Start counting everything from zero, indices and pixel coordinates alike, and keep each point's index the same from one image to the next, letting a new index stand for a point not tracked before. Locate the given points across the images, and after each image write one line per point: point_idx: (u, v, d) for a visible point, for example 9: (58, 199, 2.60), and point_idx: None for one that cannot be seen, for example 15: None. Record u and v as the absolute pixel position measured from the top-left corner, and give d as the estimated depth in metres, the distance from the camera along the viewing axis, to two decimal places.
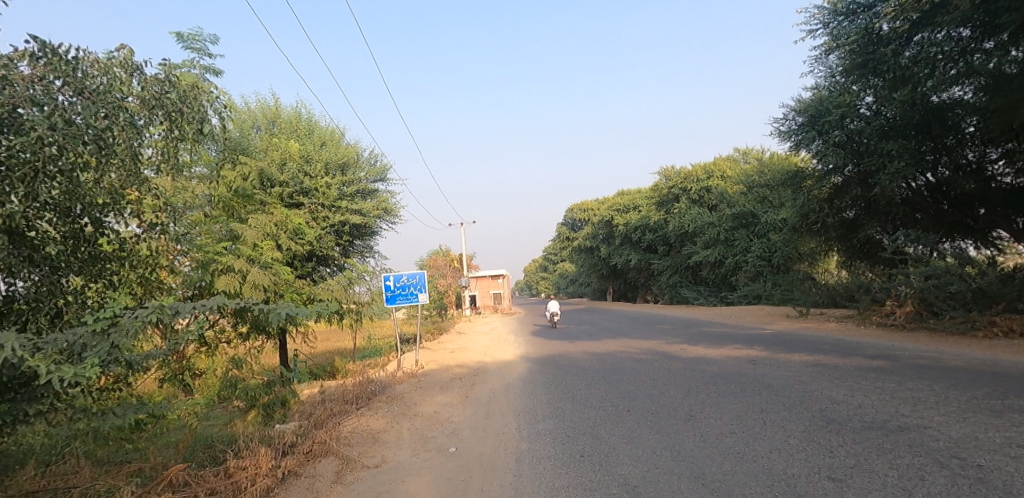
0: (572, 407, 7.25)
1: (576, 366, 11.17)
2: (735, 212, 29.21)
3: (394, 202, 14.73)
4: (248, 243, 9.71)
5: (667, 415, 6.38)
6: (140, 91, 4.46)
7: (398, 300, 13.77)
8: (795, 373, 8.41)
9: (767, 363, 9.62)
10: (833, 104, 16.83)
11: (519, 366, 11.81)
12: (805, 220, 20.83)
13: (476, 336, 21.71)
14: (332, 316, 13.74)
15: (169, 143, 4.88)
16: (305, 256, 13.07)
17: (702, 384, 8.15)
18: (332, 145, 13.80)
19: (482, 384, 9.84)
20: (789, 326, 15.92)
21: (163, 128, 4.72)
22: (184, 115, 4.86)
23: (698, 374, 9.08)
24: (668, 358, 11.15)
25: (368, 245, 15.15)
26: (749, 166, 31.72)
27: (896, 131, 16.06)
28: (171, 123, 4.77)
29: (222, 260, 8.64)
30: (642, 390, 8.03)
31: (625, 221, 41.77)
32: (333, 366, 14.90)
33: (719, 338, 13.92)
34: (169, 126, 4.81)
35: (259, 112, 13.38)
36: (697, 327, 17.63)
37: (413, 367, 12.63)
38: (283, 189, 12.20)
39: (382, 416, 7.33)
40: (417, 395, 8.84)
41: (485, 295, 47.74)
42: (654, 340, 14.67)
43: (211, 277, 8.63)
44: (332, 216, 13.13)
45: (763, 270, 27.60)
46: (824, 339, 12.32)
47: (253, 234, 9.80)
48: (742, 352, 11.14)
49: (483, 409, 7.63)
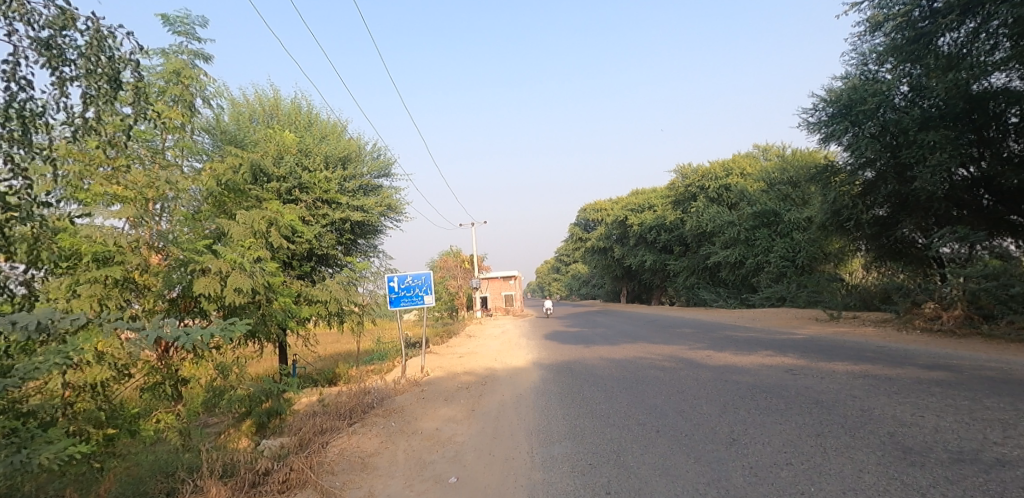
0: (592, 426, 6.34)
1: (593, 374, 10.25)
2: (756, 210, 28.03)
3: (398, 198, 13.90)
4: (239, 241, 8.91)
5: (706, 439, 5.45)
6: (34, 37, 3.42)
7: (403, 303, 12.95)
8: (845, 386, 7.45)
9: (808, 373, 8.65)
10: (868, 92, 15.83)
11: (531, 374, 10.91)
12: (833, 218, 19.71)
13: (487, 340, 20.83)
14: (333, 319, 13.00)
15: (94, 104, 3.86)
16: (304, 256, 12.38)
17: (739, 397, 7.22)
18: (333, 138, 13.02)
19: (491, 395, 8.95)
20: (821, 330, 14.86)
21: (82, 84, 3.75)
22: (106, 73, 3.85)
23: (731, 386, 8.15)
24: (695, 366, 10.20)
25: (372, 244, 14.39)
26: (770, 163, 30.53)
27: (935, 121, 15.01)
28: (90, 80, 3.78)
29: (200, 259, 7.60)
30: (671, 405, 7.12)
31: (640, 221, 40.67)
32: (335, 372, 14.16)
33: (746, 344, 12.92)
34: (91, 82, 3.81)
35: (256, 103, 12.67)
36: (721, 331, 16.62)
37: (418, 374, 11.79)
38: (279, 184, 11.50)
39: (375, 435, 6.48)
40: (417, 408, 7.98)
41: (496, 296, 46.89)
42: (677, 345, 13.72)
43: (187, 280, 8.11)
44: (332, 213, 12.39)
45: (787, 271, 26.43)
46: (864, 345, 11.29)
47: (241, 231, 9.00)
48: (777, 360, 10.15)
49: (490, 426, 6.73)
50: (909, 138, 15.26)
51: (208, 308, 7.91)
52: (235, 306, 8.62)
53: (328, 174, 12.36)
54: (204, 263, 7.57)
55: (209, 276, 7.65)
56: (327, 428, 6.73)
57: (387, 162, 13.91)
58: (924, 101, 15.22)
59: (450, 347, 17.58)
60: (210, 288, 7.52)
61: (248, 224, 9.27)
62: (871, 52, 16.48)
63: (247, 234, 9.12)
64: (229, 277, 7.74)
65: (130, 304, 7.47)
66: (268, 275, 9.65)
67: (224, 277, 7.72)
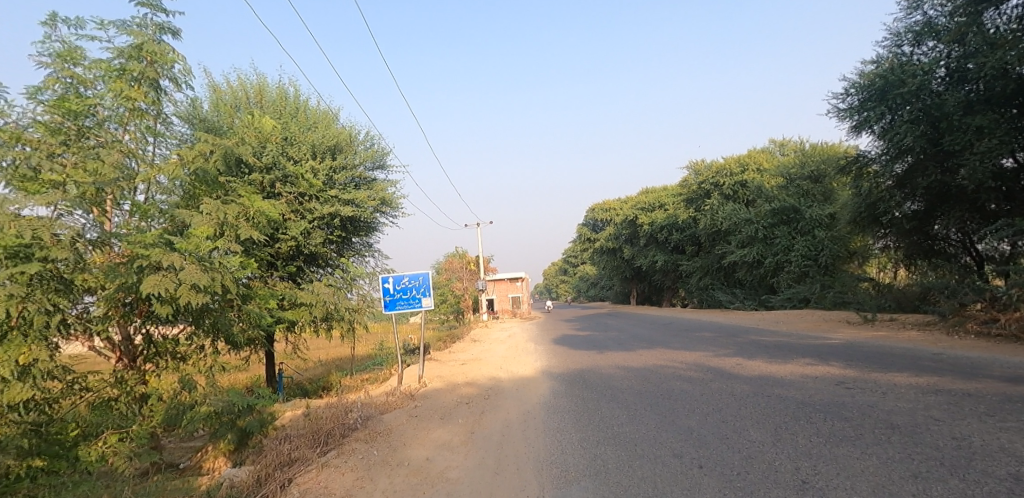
0: (617, 458, 5.13)
1: (611, 386, 9.03)
2: (774, 207, 26.63)
3: (393, 192, 12.70)
4: (205, 233, 7.79)
5: (769, 482, 4.24)
6: None
7: (399, 306, 11.80)
8: (918, 405, 6.22)
9: (866, 387, 7.39)
10: (905, 74, 14.50)
11: (540, 386, 9.71)
12: (863, 215, 18.36)
13: (493, 344, 19.65)
14: (322, 325, 11.89)
15: None
16: (289, 255, 11.29)
17: (792, 419, 6.01)
18: (322, 126, 11.87)
19: (493, 413, 7.75)
20: (858, 335, 13.56)
21: None
22: None
23: (777, 402, 6.92)
24: (727, 377, 8.97)
25: (366, 243, 13.24)
26: (788, 158, 29.19)
27: (981, 104, 13.64)
28: None
29: (149, 253, 6.61)
30: (709, 428, 5.93)
31: (650, 220, 39.36)
32: (326, 381, 13.04)
33: (778, 350, 11.67)
34: None
35: (240, 88, 11.60)
36: (745, 335, 15.33)
37: (414, 386, 10.59)
38: (261, 177, 10.45)
39: (350, 469, 5.32)
40: (408, 430, 6.82)
41: (503, 299, 45.64)
42: (700, 351, 12.48)
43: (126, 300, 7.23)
44: (319, 207, 11.22)
45: (809, 270, 25.04)
46: (916, 352, 10.01)
47: (210, 221, 7.89)
48: (821, 370, 8.88)
49: (491, 457, 5.54)
50: (952, 124, 13.83)
51: (162, 311, 6.83)
52: (198, 307, 7.51)
53: (316, 164, 11.25)
54: (154, 258, 6.58)
55: (161, 272, 6.61)
56: (296, 460, 5.60)
57: (381, 152, 12.76)
58: (968, 84, 13.93)
59: (453, 353, 16.41)
60: (160, 288, 6.38)
61: (213, 214, 8.03)
62: (906, 33, 15.22)
63: (215, 227, 8.00)
64: (183, 271, 6.63)
65: (78, 302, 6.78)
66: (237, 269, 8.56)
67: (178, 273, 6.63)
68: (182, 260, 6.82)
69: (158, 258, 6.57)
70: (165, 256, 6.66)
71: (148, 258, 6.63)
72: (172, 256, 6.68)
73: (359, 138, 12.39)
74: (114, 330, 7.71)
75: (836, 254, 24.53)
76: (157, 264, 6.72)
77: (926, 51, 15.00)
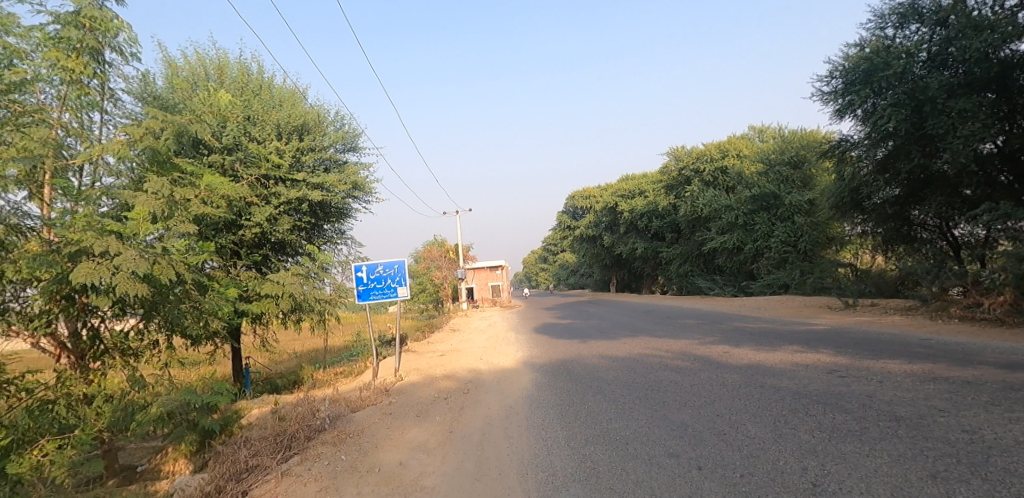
0: (608, 460, 4.69)
1: (596, 377, 8.62)
2: (754, 193, 26.56)
3: (365, 176, 12.03)
4: (145, 215, 7.14)
5: (775, 484, 3.87)
6: None
7: (373, 295, 11.21)
8: (919, 394, 5.91)
9: (861, 375, 7.09)
10: (890, 56, 14.16)
11: (521, 378, 9.27)
12: (841, 201, 18.35)
13: (472, 334, 19.17)
14: (290, 317, 11.25)
15: None
16: (255, 243, 10.64)
17: (790, 411, 5.65)
18: (289, 105, 11.14)
19: (472, 409, 7.27)
20: (842, 320, 13.42)
21: None
22: None
23: (772, 393, 6.57)
24: (715, 366, 8.62)
25: (339, 230, 12.59)
26: (768, 144, 29.14)
27: (964, 88, 13.42)
28: None
29: (81, 240, 6.05)
30: (703, 423, 5.56)
31: (630, 207, 39.17)
32: (297, 376, 12.43)
33: (764, 337, 11.42)
34: None
35: (196, 63, 10.79)
36: (729, 322, 15.11)
37: (389, 379, 10.04)
38: (221, 157, 9.83)
39: (314, 477, 4.81)
40: (381, 430, 6.31)
41: (483, 287, 45.14)
42: (684, 339, 12.17)
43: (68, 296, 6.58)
44: (286, 191, 10.57)
45: (789, 256, 25.07)
46: (903, 338, 9.82)
47: (153, 203, 7.27)
48: (812, 358, 8.59)
49: (470, 460, 5.06)
50: (936, 107, 13.58)
51: (99, 303, 6.24)
52: (144, 299, 6.88)
53: (282, 145, 10.54)
54: (85, 244, 5.99)
55: (96, 260, 6.00)
56: (253, 468, 5.07)
57: (352, 133, 12.07)
58: (951, 68, 13.72)
59: (431, 344, 15.87)
60: (92, 279, 5.76)
61: (157, 195, 7.38)
62: (890, 15, 14.95)
63: (161, 209, 7.40)
64: (117, 258, 6.03)
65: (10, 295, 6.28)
66: (188, 256, 7.95)
67: (115, 261, 6.01)
68: (120, 245, 6.22)
69: (90, 243, 5.99)
70: (99, 241, 6.07)
71: (78, 245, 6.04)
72: (107, 241, 6.10)
73: (330, 118, 11.69)
74: (60, 326, 7.02)
75: (815, 240, 24.58)
76: (90, 251, 6.14)
77: (909, 34, 14.78)
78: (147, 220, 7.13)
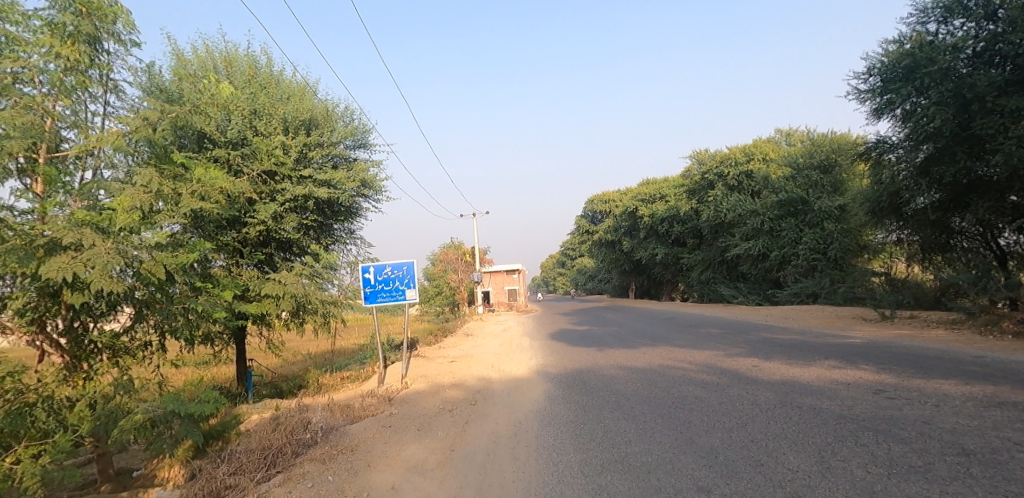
0: (627, 494, 4.07)
1: (614, 390, 7.97)
2: (781, 198, 25.58)
3: (375, 174, 11.54)
4: (130, 209, 6.72)
5: None
6: None
7: (380, 298, 10.72)
8: (985, 422, 5.17)
9: (913, 397, 6.35)
10: (933, 52, 13.26)
11: (533, 389, 8.65)
12: (876, 207, 17.40)
13: (485, 339, 18.58)
14: (294, 319, 10.79)
15: None
16: (258, 241, 10.23)
17: (837, 439, 4.96)
18: (297, 99, 10.73)
19: (478, 424, 6.68)
20: (879, 333, 12.53)
21: None
22: None
23: (812, 415, 5.88)
24: (745, 382, 7.91)
25: (348, 230, 12.12)
26: (795, 148, 28.11)
27: (1016, 86, 12.43)
28: None
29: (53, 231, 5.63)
30: (737, 450, 4.89)
31: (650, 212, 38.31)
32: (302, 380, 12.00)
33: (796, 350, 10.64)
34: None
35: (204, 54, 10.41)
36: (756, 332, 14.29)
37: (394, 388, 9.50)
38: (225, 152, 9.52)
39: None
40: (377, 446, 5.77)
41: (499, 291, 44.56)
42: (708, 350, 11.45)
43: (51, 295, 6.19)
44: (290, 188, 10.11)
45: (817, 264, 24.00)
46: (952, 355, 8.99)
47: (139, 195, 6.89)
48: (852, 375, 7.84)
49: (469, 487, 4.47)
50: (985, 106, 12.62)
51: (73, 300, 5.81)
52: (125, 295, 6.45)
53: (287, 140, 10.12)
54: (57, 236, 5.60)
55: (67, 254, 5.58)
56: (229, 488, 4.57)
57: (362, 129, 11.59)
58: (1002, 64, 12.74)
59: (443, 349, 15.34)
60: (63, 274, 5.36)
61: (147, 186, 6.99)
62: (934, 8, 14.01)
63: (149, 202, 7.03)
64: (91, 250, 5.63)
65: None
66: (178, 253, 7.53)
67: (89, 255, 5.59)
68: (96, 238, 5.78)
69: (62, 235, 5.59)
70: (71, 234, 5.64)
71: (52, 236, 5.66)
72: (84, 234, 5.73)
73: (339, 112, 11.25)
74: (54, 324, 6.67)
75: (846, 248, 23.53)
76: (64, 244, 5.72)
77: (953, 29, 13.86)
78: (131, 213, 6.69)
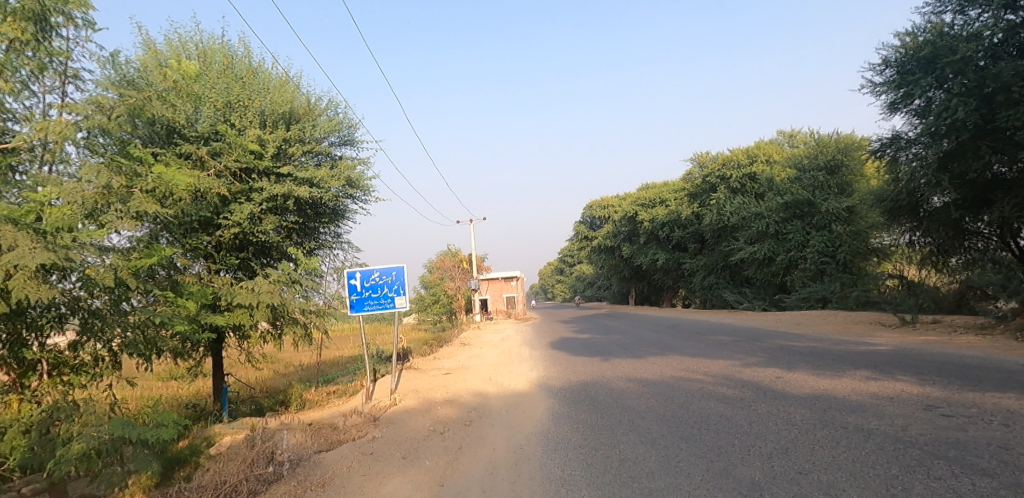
0: None
1: (626, 407, 7.13)
2: (787, 200, 24.84)
3: (362, 172, 10.71)
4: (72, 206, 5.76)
5: None
6: None
7: (367, 306, 9.85)
8: None
9: (975, 415, 5.51)
10: (953, 42, 12.50)
11: (535, 406, 7.80)
12: (892, 207, 16.62)
13: (482, 349, 17.69)
14: (273, 330, 9.94)
15: None
16: (234, 245, 9.50)
17: (905, 471, 4.13)
18: (275, 91, 9.90)
19: (473, 450, 5.80)
20: (904, 340, 11.72)
21: None
22: None
23: (862, 437, 5.04)
24: (772, 397, 7.06)
25: (333, 233, 11.29)
26: (799, 149, 27.43)
27: None
28: None
29: None
30: (786, 486, 4.04)
31: (651, 217, 37.55)
32: (284, 396, 11.12)
33: (819, 359, 9.83)
34: None
35: (176, 42, 9.61)
36: (770, 339, 13.46)
37: (381, 405, 8.62)
38: (196, 147, 8.74)
39: None
40: (355, 480, 4.91)
41: (497, 298, 43.69)
42: (723, 359, 10.61)
43: None
44: (268, 187, 9.30)
45: (826, 268, 23.25)
46: (996, 363, 8.18)
47: (89, 193, 5.94)
48: (893, 388, 7.00)
49: None
50: (1010, 97, 11.82)
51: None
52: (57, 303, 5.56)
53: (265, 135, 9.33)
54: None
55: None
56: None
57: (348, 123, 10.78)
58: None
59: (438, 360, 14.46)
60: None
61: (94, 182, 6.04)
62: None
63: (99, 200, 6.06)
64: (11, 252, 4.76)
65: None
66: (130, 258, 6.59)
67: (8, 257, 4.72)
68: (19, 237, 4.92)
69: None
70: None
71: None
72: (5, 232, 4.86)
73: (324, 106, 10.44)
74: None
75: (855, 250, 22.75)
76: None
77: (971, 19, 13.15)
78: (73, 210, 5.75)
